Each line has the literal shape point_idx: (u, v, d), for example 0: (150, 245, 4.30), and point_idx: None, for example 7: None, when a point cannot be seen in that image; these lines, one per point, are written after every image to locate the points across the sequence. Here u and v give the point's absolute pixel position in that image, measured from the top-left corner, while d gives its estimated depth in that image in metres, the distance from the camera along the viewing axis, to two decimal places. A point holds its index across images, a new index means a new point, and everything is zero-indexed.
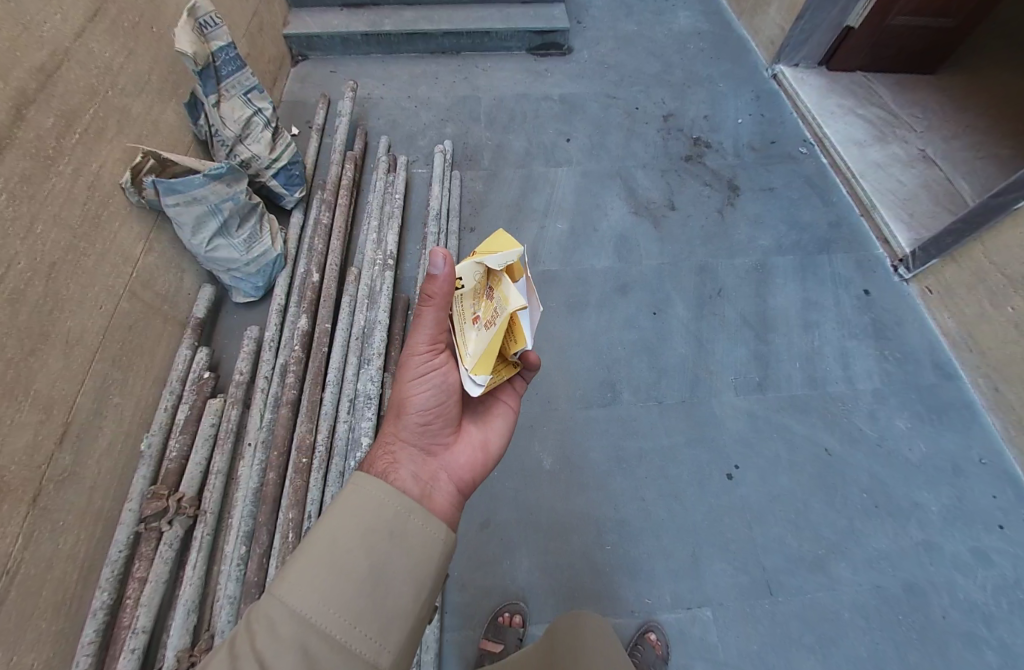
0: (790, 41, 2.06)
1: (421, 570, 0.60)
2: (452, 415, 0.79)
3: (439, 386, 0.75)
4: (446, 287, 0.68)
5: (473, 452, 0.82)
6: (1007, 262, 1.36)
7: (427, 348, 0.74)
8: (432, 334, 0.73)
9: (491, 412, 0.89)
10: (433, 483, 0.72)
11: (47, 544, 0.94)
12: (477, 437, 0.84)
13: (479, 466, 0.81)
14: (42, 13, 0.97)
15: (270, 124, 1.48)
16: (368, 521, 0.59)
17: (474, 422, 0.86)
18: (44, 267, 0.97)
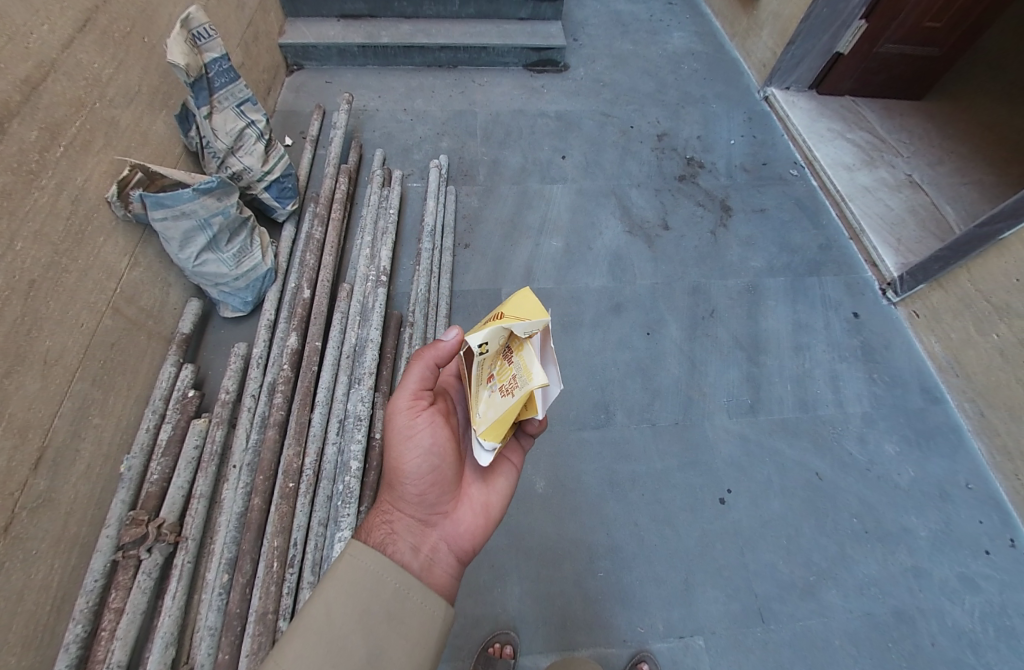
0: (782, 65, 2.10)
1: (417, 646, 0.68)
2: (448, 479, 0.83)
3: (427, 450, 0.80)
4: (450, 352, 0.79)
5: (474, 516, 0.87)
6: (992, 290, 1.39)
7: (406, 409, 0.80)
8: (413, 392, 0.81)
9: (495, 471, 0.92)
10: (430, 555, 0.80)
11: (17, 575, 0.91)
12: (478, 498, 0.88)
13: (480, 531, 0.86)
14: (28, 23, 0.94)
15: (263, 135, 1.45)
16: (366, 602, 0.68)
17: (476, 483, 0.89)
18: (24, 285, 0.94)
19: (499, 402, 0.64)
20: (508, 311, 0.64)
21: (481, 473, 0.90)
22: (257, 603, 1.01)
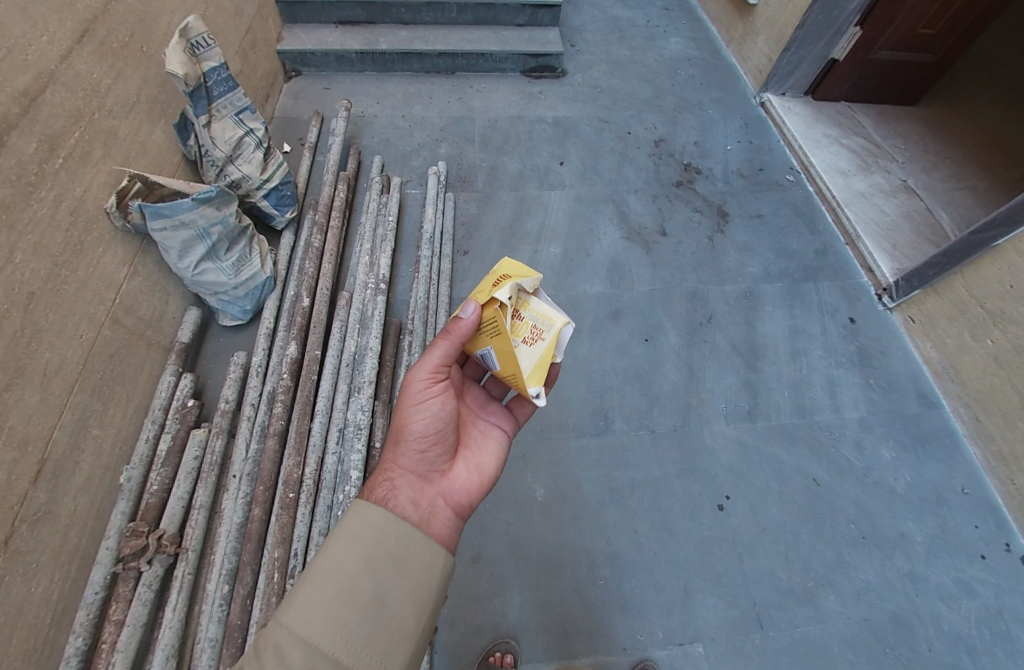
0: (777, 71, 2.11)
1: (423, 592, 0.67)
2: (450, 438, 0.83)
3: (436, 414, 0.81)
4: (468, 331, 0.75)
5: (469, 474, 0.86)
6: (987, 296, 1.41)
7: (427, 376, 0.80)
8: (435, 364, 0.80)
9: (491, 435, 0.94)
10: (430, 509, 0.76)
11: (17, 590, 0.91)
12: (473, 459, 0.88)
13: (474, 490, 0.85)
14: (27, 36, 0.94)
15: (262, 144, 1.45)
16: (371, 549, 0.66)
17: (471, 445, 0.89)
18: (23, 297, 0.94)
19: (534, 346, 0.72)
20: (506, 271, 0.75)
21: (478, 438, 0.91)
22: (258, 614, 1.02)
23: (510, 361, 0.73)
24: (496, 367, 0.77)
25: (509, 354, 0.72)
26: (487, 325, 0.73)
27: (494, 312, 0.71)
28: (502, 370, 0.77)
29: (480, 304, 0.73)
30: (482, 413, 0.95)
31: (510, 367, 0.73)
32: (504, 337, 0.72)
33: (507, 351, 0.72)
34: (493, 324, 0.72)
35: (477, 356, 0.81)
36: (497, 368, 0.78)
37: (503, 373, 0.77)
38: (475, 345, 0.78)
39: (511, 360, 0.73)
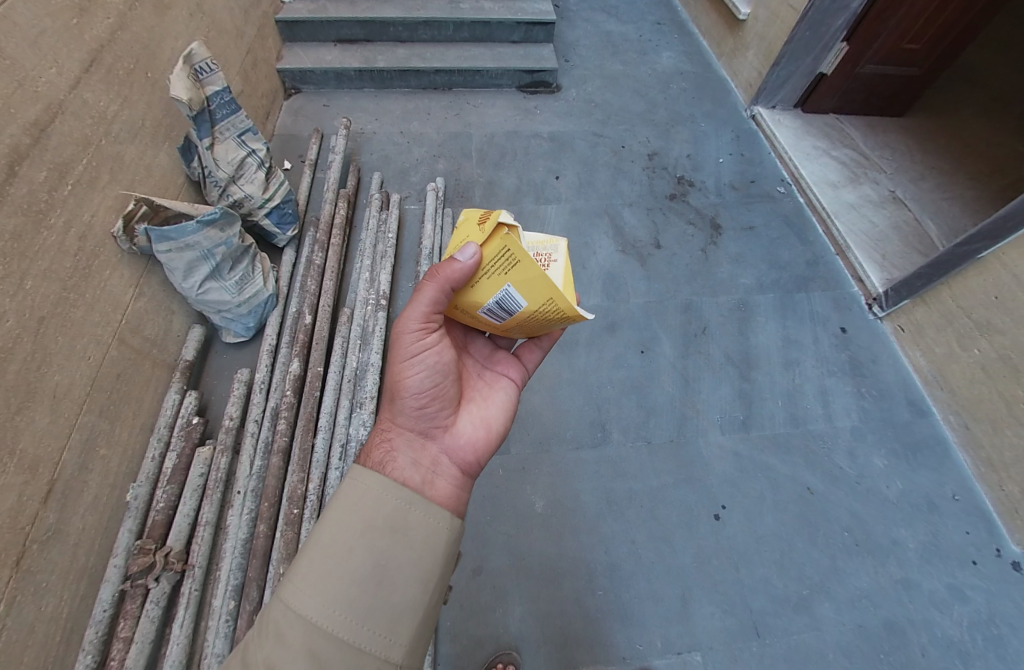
0: (767, 85, 2.16)
1: (424, 561, 0.66)
2: (449, 393, 0.84)
3: (432, 368, 0.81)
4: (460, 273, 0.68)
5: (474, 428, 0.87)
6: (973, 306, 1.45)
7: (418, 327, 0.77)
8: (424, 312, 0.76)
9: (495, 385, 0.94)
10: (433, 469, 0.78)
11: (28, 610, 0.93)
12: (479, 413, 0.89)
13: (480, 444, 0.86)
14: (37, 68, 0.97)
15: (263, 164, 1.48)
16: (368, 521, 0.66)
17: (475, 399, 0.90)
18: (34, 322, 0.97)
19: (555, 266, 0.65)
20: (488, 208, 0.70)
21: (482, 390, 0.92)
22: None
23: (538, 287, 0.64)
24: (525, 306, 0.68)
25: (533, 279, 0.63)
26: (494, 265, 0.66)
27: (497, 245, 0.64)
28: (531, 306, 0.68)
29: (479, 246, 0.67)
30: (485, 364, 0.96)
31: (543, 293, 0.65)
32: (520, 265, 0.64)
33: (530, 279, 0.64)
34: (502, 259, 0.65)
35: (496, 310, 0.73)
36: (526, 308, 0.69)
37: (535, 310, 0.69)
38: (488, 295, 0.70)
39: (539, 286, 0.64)
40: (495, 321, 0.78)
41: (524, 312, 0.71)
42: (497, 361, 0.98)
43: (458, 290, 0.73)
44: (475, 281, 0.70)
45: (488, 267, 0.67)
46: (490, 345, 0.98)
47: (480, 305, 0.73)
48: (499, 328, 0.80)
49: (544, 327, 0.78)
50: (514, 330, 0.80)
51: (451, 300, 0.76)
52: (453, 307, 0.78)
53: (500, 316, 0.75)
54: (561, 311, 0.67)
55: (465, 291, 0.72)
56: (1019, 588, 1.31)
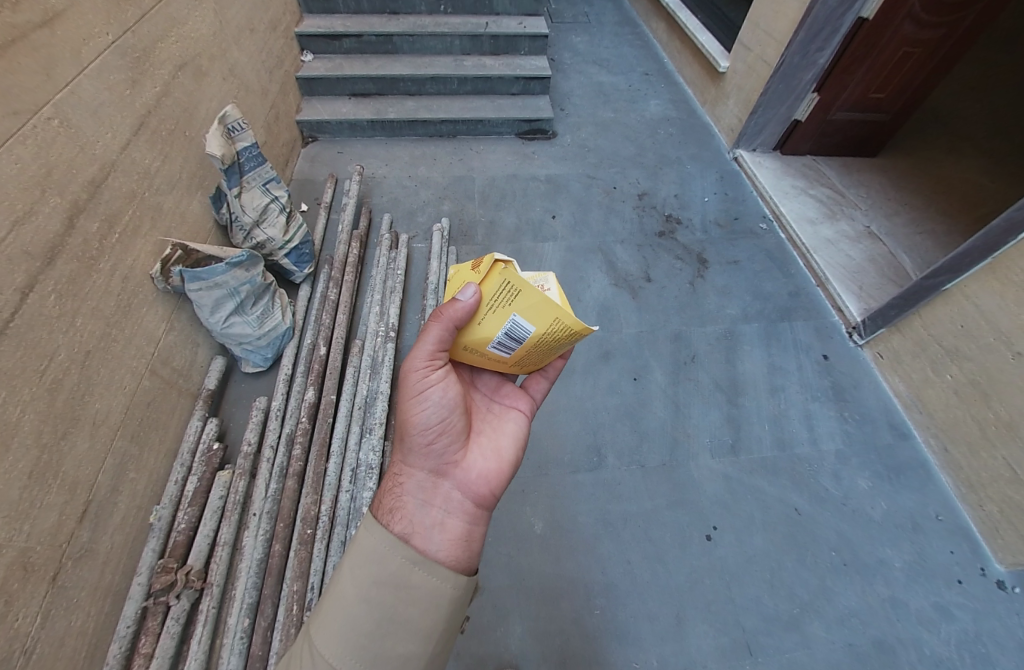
0: (747, 130, 2.33)
1: (426, 615, 0.72)
2: (458, 430, 0.90)
3: (439, 405, 0.87)
4: (463, 312, 0.77)
5: (485, 461, 0.92)
6: (942, 334, 1.55)
7: (424, 365, 0.85)
8: (430, 351, 0.83)
9: (504, 417, 1.01)
10: (445, 507, 0.84)
11: (60, 623, 1.01)
12: (490, 444, 0.95)
13: (492, 476, 0.91)
14: (96, 134, 1.12)
15: (284, 209, 1.63)
16: (376, 575, 0.72)
17: (486, 432, 0.96)
18: (80, 356, 1.08)
19: (550, 292, 0.74)
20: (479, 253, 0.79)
21: (491, 423, 0.98)
22: (278, 645, 1.12)
23: (543, 310, 0.72)
24: (533, 331, 0.76)
25: (536, 304, 0.72)
26: (497, 301, 0.74)
27: (496, 282, 0.73)
28: (539, 330, 0.76)
29: (479, 287, 0.75)
30: (493, 398, 1.03)
31: (548, 315, 0.73)
32: (521, 294, 0.72)
33: (533, 305, 0.72)
34: (503, 294, 0.73)
35: (506, 341, 0.80)
36: (534, 333, 0.77)
37: (542, 334, 0.76)
38: (496, 328, 0.78)
39: (543, 309, 0.72)
40: (502, 355, 0.85)
41: (532, 339, 0.79)
42: (504, 394, 1.04)
43: (467, 328, 0.80)
44: (481, 318, 0.77)
45: (493, 302, 0.75)
46: (496, 379, 1.05)
47: (490, 340, 0.81)
48: (508, 360, 0.87)
49: (551, 352, 0.85)
50: (522, 360, 0.87)
51: (461, 340, 0.83)
52: (463, 346, 0.85)
53: (510, 347, 0.82)
54: (567, 329, 0.76)
55: (468, 327, 0.80)
56: (1004, 607, 1.36)
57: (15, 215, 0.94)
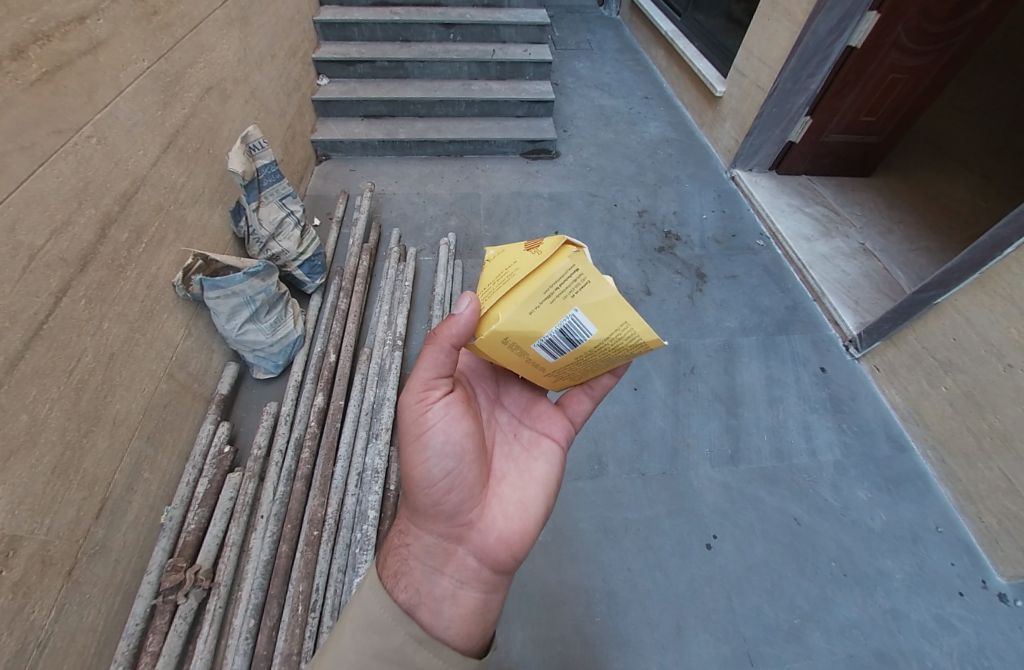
0: (743, 151, 2.42)
1: None
2: (470, 485, 0.83)
3: (440, 456, 0.81)
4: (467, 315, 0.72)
5: (507, 520, 0.84)
6: (936, 347, 1.59)
7: (417, 402, 0.81)
8: (425, 380, 0.80)
9: (532, 456, 0.92)
10: (457, 576, 0.80)
11: (73, 618, 1.04)
12: (514, 496, 0.87)
13: (516, 536, 0.84)
14: (129, 152, 1.20)
15: (299, 223, 1.72)
16: (378, 648, 0.72)
17: (510, 481, 0.88)
18: (104, 358, 1.13)
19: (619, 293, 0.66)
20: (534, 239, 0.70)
21: (517, 465, 0.90)
22: (283, 645, 1.14)
23: (612, 309, 0.64)
24: (594, 333, 0.67)
25: (607, 301, 0.64)
26: (559, 290, 0.64)
27: (563, 269, 0.63)
28: (598, 334, 0.67)
29: (539, 271, 0.65)
30: (523, 425, 0.96)
31: (616, 317, 0.65)
32: (590, 286, 0.63)
33: (601, 300, 0.64)
34: (569, 283, 0.64)
35: (555, 342, 0.69)
36: (593, 337, 0.67)
37: (602, 339, 0.68)
38: (548, 324, 0.67)
39: (614, 308, 0.64)
40: (545, 358, 0.73)
41: (585, 345, 0.69)
42: (536, 418, 0.97)
43: (513, 319, 0.66)
44: (535, 309, 0.65)
45: (553, 290, 0.64)
46: (527, 399, 0.98)
47: (537, 337, 0.69)
48: (547, 367, 0.76)
49: (597, 365, 0.76)
50: (562, 368, 0.77)
51: (502, 332, 0.68)
52: (498, 343, 0.70)
53: (556, 349, 0.71)
54: (631, 339, 0.67)
55: (514, 320, 0.67)
56: (1007, 620, 1.37)
57: (55, 224, 1.01)
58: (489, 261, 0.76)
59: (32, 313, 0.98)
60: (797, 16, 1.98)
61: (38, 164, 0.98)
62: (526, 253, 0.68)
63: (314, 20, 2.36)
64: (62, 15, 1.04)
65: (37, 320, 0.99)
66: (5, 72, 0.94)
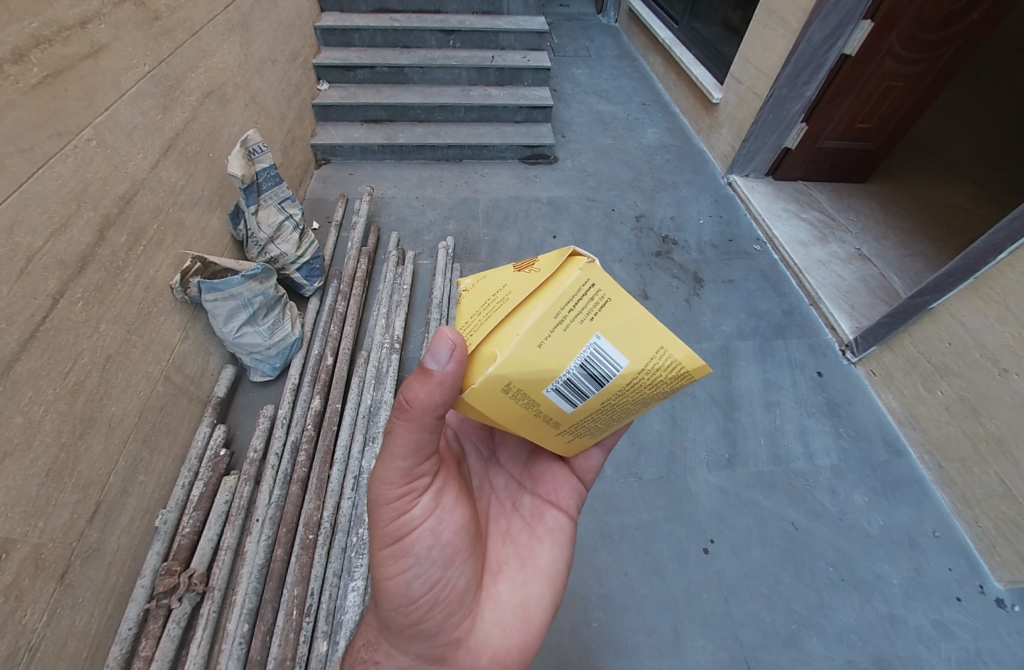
0: (740, 157, 2.44)
1: None
2: (459, 597, 0.77)
3: (426, 571, 0.73)
4: (453, 376, 0.61)
5: (503, 631, 0.79)
6: (932, 352, 1.60)
7: (394, 508, 0.72)
8: (401, 479, 0.71)
9: (534, 539, 0.87)
10: None
11: (65, 622, 1.03)
12: (513, 598, 0.82)
13: (513, 646, 0.79)
14: (129, 154, 1.20)
15: (298, 226, 1.73)
16: None
17: (506, 579, 0.82)
18: (101, 360, 1.13)
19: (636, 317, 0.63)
20: (526, 266, 0.65)
21: (517, 553, 0.85)
22: (276, 650, 1.13)
23: (639, 331, 0.59)
24: (625, 365, 0.60)
25: (631, 322, 0.59)
26: (575, 313, 0.58)
27: (575, 282, 0.58)
28: (627, 367, 0.60)
29: (547, 291, 0.59)
30: (524, 491, 0.91)
31: (646, 344, 0.60)
32: (610, 304, 0.58)
33: (625, 324, 0.59)
34: (587, 301, 0.58)
35: (574, 380, 0.61)
36: (622, 371, 0.61)
37: (633, 374, 0.61)
38: (567, 359, 0.60)
39: (642, 331, 0.60)
40: (562, 404, 0.64)
41: (612, 384, 0.62)
42: (539, 484, 0.92)
43: (524, 354, 0.58)
44: (546, 339, 0.58)
45: (571, 312, 0.58)
46: (526, 457, 0.92)
47: (553, 379, 0.60)
48: (561, 419, 0.67)
49: (618, 412, 0.69)
50: (579, 418, 0.68)
51: (506, 375, 0.59)
52: (503, 392, 0.60)
53: (574, 391, 0.63)
54: (664, 368, 0.61)
55: (528, 357, 0.58)
56: (1005, 625, 1.36)
57: (54, 226, 1.02)
58: (466, 296, 0.70)
59: (29, 314, 0.98)
60: (792, 24, 2.00)
61: (38, 166, 0.99)
62: (521, 280, 0.63)
63: (315, 26, 2.38)
64: (64, 19, 1.05)
65: (34, 322, 0.99)
66: (7, 74, 0.94)
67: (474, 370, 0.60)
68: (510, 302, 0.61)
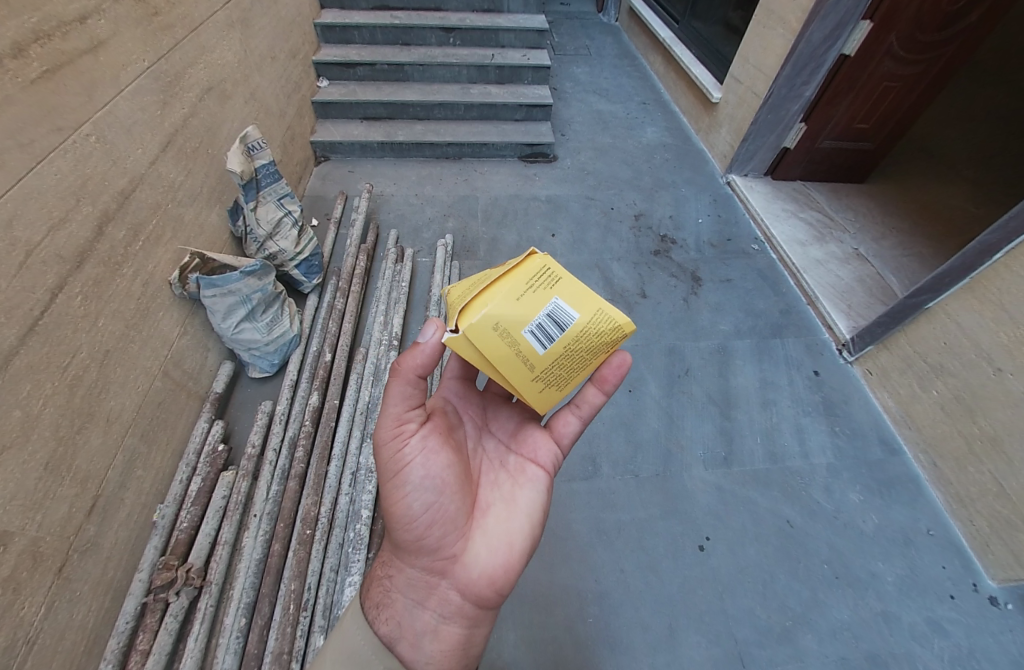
0: (739, 157, 2.44)
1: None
2: (451, 519, 0.79)
3: (423, 491, 0.77)
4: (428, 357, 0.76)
5: (493, 553, 0.80)
6: (927, 351, 1.60)
7: (392, 435, 0.78)
8: (399, 411, 0.78)
9: (517, 485, 0.86)
10: (440, 611, 0.78)
11: (63, 616, 1.04)
12: (501, 529, 0.82)
13: (502, 569, 0.80)
14: (128, 150, 1.21)
15: (297, 223, 1.73)
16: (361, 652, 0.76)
17: (497, 510, 0.83)
18: (100, 355, 1.14)
19: None
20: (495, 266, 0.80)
21: (504, 495, 0.85)
22: (274, 644, 1.14)
23: (585, 296, 0.73)
24: (577, 318, 0.71)
25: (578, 290, 0.73)
26: (539, 281, 0.71)
27: (535, 263, 0.73)
28: (580, 321, 0.71)
29: (513, 266, 0.73)
30: (511, 451, 0.90)
31: (590, 304, 0.72)
32: (561, 281, 0.73)
33: (574, 292, 0.73)
34: (544, 275, 0.72)
35: (542, 330, 0.70)
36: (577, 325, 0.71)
37: (585, 327, 0.71)
38: (534, 310, 0.70)
39: (587, 297, 0.73)
40: (532, 354, 0.70)
41: (570, 335, 0.71)
42: (526, 445, 0.91)
43: (502, 302, 0.69)
44: (519, 296, 0.70)
45: (531, 278, 0.71)
46: (515, 425, 0.93)
47: (526, 324, 0.69)
48: (535, 375, 0.71)
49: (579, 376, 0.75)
50: (547, 374, 0.72)
51: (494, 316, 0.67)
52: (489, 330, 0.67)
53: (541, 345, 0.70)
54: (607, 326, 0.73)
55: (503, 305, 0.69)
56: (997, 623, 1.37)
57: (52, 221, 1.02)
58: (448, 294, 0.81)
59: (28, 308, 0.99)
60: (791, 24, 2.01)
61: (37, 161, 0.99)
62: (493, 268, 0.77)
63: (315, 24, 2.38)
64: (64, 15, 1.05)
65: (32, 316, 0.99)
66: (6, 70, 0.95)
67: (465, 315, 0.68)
68: (489, 276, 0.73)
